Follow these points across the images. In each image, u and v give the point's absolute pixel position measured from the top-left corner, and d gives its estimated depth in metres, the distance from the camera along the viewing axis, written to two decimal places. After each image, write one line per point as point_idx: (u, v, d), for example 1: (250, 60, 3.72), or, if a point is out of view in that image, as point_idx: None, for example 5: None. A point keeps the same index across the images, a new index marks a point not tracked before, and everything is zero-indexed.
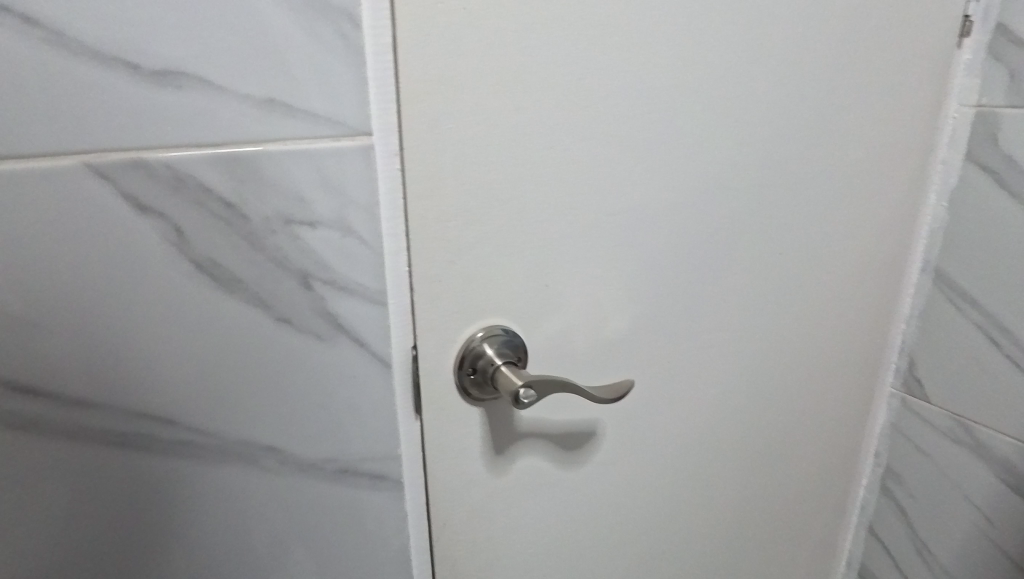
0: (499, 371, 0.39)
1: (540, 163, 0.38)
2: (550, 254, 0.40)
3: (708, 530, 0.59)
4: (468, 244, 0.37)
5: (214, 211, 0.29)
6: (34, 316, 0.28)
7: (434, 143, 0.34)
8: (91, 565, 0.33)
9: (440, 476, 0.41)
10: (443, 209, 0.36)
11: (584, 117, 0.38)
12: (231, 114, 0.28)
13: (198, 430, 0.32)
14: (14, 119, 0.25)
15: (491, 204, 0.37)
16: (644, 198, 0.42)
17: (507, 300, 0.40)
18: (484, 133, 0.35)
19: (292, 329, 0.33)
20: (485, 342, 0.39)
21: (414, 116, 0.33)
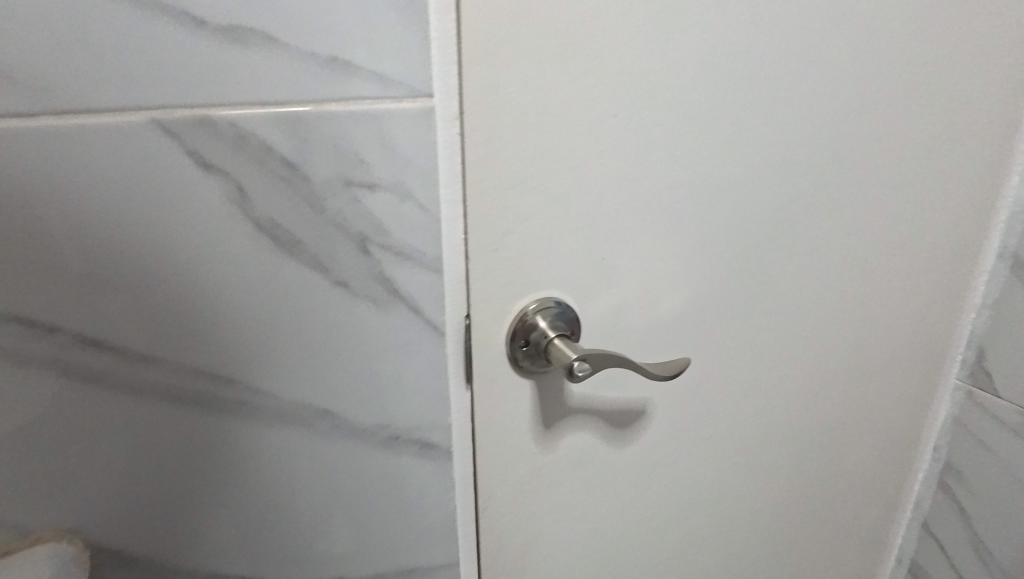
0: (553, 343, 0.38)
1: (604, 131, 0.36)
2: (611, 228, 0.38)
3: (755, 518, 0.57)
4: (525, 215, 0.36)
5: (276, 171, 0.29)
6: (103, 271, 0.28)
7: (495, 107, 0.33)
8: (153, 518, 0.33)
9: (489, 450, 0.41)
10: (501, 176, 0.34)
11: (650, 83, 0.36)
12: (294, 72, 0.28)
13: (256, 391, 0.33)
14: (86, 74, 0.25)
15: (551, 173, 0.35)
16: (709, 170, 0.40)
17: (564, 274, 0.38)
18: (546, 97, 0.34)
19: (348, 293, 0.33)
20: (539, 315, 0.38)
21: (474, 78, 0.32)
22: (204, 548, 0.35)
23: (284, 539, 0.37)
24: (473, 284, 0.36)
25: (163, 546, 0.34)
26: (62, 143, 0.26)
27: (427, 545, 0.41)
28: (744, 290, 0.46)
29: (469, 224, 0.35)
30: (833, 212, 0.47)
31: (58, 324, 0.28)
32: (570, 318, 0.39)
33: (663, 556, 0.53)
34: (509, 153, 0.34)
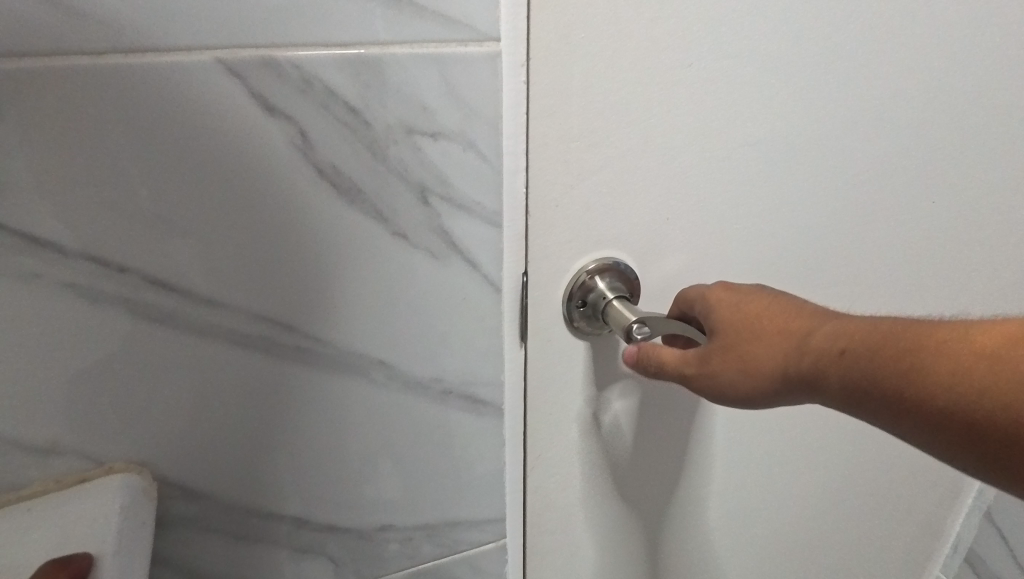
0: (611, 306, 0.36)
1: (679, 82, 0.33)
2: (681, 187, 0.36)
3: (808, 495, 0.55)
4: (590, 170, 0.34)
5: (338, 116, 0.28)
6: (169, 213, 0.28)
7: (564, 52, 0.30)
8: (215, 456, 0.35)
9: (540, 409, 0.40)
10: (567, 128, 0.32)
11: (736, 28, 0.33)
12: (360, 11, 0.27)
13: (315, 338, 0.33)
14: (151, 10, 0.25)
15: (619, 125, 0.33)
16: (794, 126, 0.37)
17: (627, 233, 0.37)
18: (619, 43, 0.31)
19: (407, 244, 0.32)
20: (598, 275, 0.36)
21: (543, 21, 0.30)
22: (263, 488, 0.36)
23: (338, 484, 0.38)
24: (533, 239, 0.35)
25: (226, 484, 0.35)
26: (129, 81, 0.26)
27: (474, 495, 0.42)
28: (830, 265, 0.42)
29: (532, 177, 0.33)
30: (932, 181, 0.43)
31: (126, 265, 0.29)
32: (629, 277, 0.38)
33: (710, 527, 0.52)
34: (576, 102, 0.32)
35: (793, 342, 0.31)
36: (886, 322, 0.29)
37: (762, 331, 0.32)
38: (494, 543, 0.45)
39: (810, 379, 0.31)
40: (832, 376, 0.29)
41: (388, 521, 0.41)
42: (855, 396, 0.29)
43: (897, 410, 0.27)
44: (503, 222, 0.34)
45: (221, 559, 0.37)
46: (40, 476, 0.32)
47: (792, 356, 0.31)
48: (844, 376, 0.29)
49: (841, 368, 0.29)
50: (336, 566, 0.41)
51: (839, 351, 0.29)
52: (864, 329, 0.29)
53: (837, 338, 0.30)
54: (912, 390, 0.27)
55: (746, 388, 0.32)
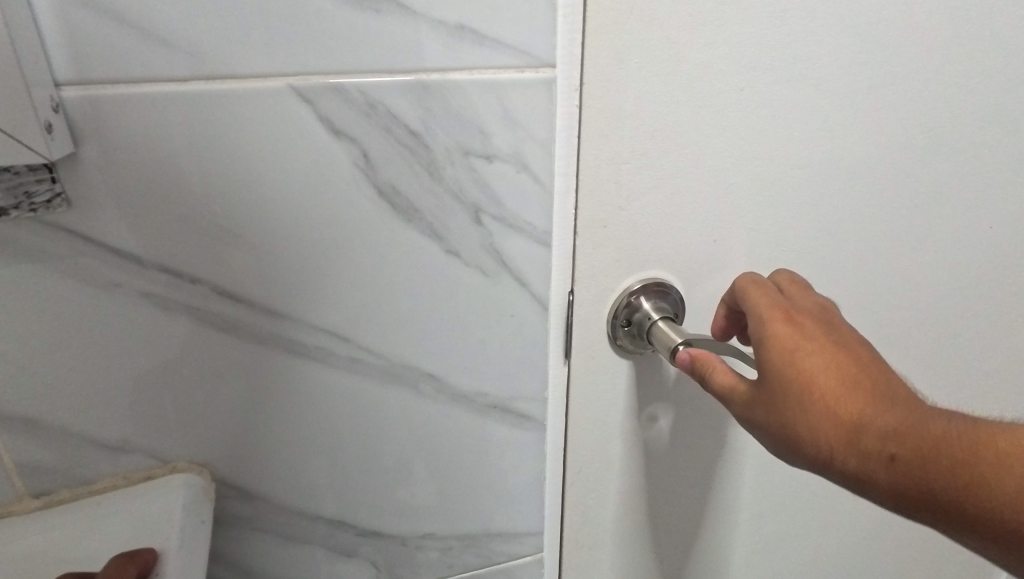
0: (656, 326, 0.36)
1: (732, 106, 0.33)
2: (730, 208, 0.36)
3: (861, 530, 0.53)
4: (639, 191, 0.34)
5: (399, 139, 0.30)
6: (239, 229, 0.30)
7: (619, 78, 0.31)
8: (270, 459, 0.36)
9: (582, 425, 0.41)
10: (618, 151, 0.33)
11: (790, 54, 0.33)
12: (423, 40, 0.28)
13: (368, 349, 0.34)
14: (232, 40, 0.27)
15: (670, 147, 0.33)
16: (845, 150, 0.37)
17: (674, 254, 0.37)
18: (672, 68, 0.32)
19: (458, 261, 0.33)
20: (643, 295, 0.37)
21: (598, 48, 0.30)
22: (313, 492, 0.38)
23: (384, 491, 0.39)
24: (580, 258, 0.35)
25: (279, 486, 0.37)
26: (208, 106, 0.27)
27: (515, 507, 0.42)
28: (877, 290, 0.42)
29: (582, 198, 0.34)
30: (998, 206, 0.41)
31: (198, 277, 0.30)
32: (675, 298, 0.38)
33: (755, 557, 0.51)
34: (629, 125, 0.32)
35: (845, 430, 0.28)
36: (946, 426, 0.26)
37: (814, 407, 0.28)
38: (532, 556, 0.45)
39: (852, 470, 0.28)
40: (881, 475, 0.27)
41: (429, 529, 0.41)
42: (894, 494, 0.27)
43: (943, 516, 0.26)
44: (552, 242, 0.34)
45: (270, 558, 0.39)
46: (110, 472, 0.34)
47: (840, 445, 0.28)
48: (891, 478, 0.27)
49: (886, 469, 0.27)
50: (379, 571, 0.42)
51: (886, 452, 0.27)
52: (925, 430, 0.26)
53: (889, 436, 0.27)
54: (963, 502, 0.25)
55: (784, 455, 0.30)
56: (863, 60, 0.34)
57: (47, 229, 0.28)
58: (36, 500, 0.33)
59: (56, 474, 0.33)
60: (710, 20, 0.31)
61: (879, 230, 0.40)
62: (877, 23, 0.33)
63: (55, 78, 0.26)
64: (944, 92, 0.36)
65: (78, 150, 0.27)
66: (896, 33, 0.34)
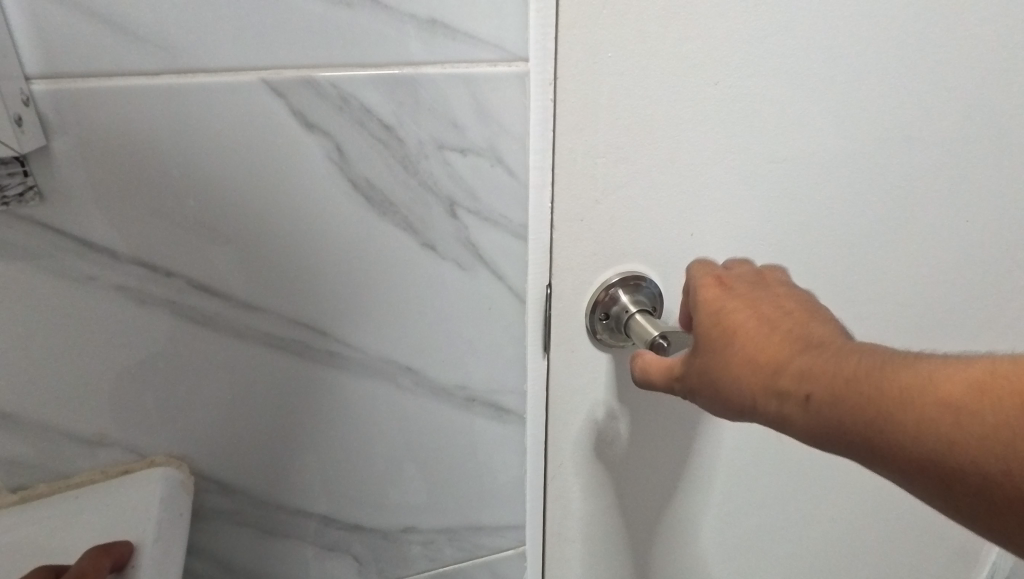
0: (633, 319, 0.37)
1: (705, 101, 0.34)
2: (705, 201, 0.37)
3: (845, 525, 0.53)
4: (614, 184, 0.35)
5: (373, 133, 0.30)
6: (214, 222, 0.30)
7: (592, 71, 0.31)
8: (249, 453, 0.36)
9: (562, 418, 0.41)
10: (593, 144, 0.33)
11: (762, 49, 0.33)
12: (395, 34, 0.28)
13: (346, 343, 0.35)
14: (204, 35, 0.27)
15: (645, 141, 0.34)
16: (819, 144, 0.37)
17: (651, 247, 0.37)
18: (645, 62, 0.32)
19: (435, 254, 0.33)
20: (621, 289, 0.37)
21: (571, 42, 0.30)
22: (293, 485, 0.38)
23: (364, 485, 0.39)
24: (557, 252, 0.36)
25: (259, 480, 0.37)
26: (181, 99, 0.28)
27: (496, 501, 0.43)
28: (853, 284, 0.42)
29: (558, 191, 0.34)
30: (970, 201, 0.42)
31: (172, 271, 0.31)
32: (653, 291, 0.38)
33: (738, 550, 0.51)
34: (603, 119, 0.33)
35: (760, 381, 0.28)
36: (857, 360, 0.27)
37: (731, 367, 0.29)
38: (515, 549, 0.45)
39: (773, 419, 0.28)
40: (793, 414, 0.27)
41: (411, 523, 0.42)
42: (813, 436, 0.27)
43: (857, 454, 0.26)
44: (529, 236, 0.35)
45: (251, 552, 0.39)
46: (88, 467, 0.34)
47: (758, 396, 0.29)
48: (808, 421, 0.27)
49: (802, 414, 0.27)
50: (360, 565, 0.42)
51: (803, 394, 0.27)
52: (833, 369, 0.27)
53: (807, 377, 0.27)
54: (878, 439, 0.25)
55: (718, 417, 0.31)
56: (835, 54, 0.35)
57: (19, 222, 0.28)
58: (14, 494, 0.33)
59: (34, 468, 0.33)
60: (682, 14, 0.31)
61: (855, 222, 0.40)
62: (848, 17, 0.34)
63: (24, 72, 0.26)
64: (918, 85, 0.37)
65: (50, 143, 0.27)
66: (866, 28, 0.34)
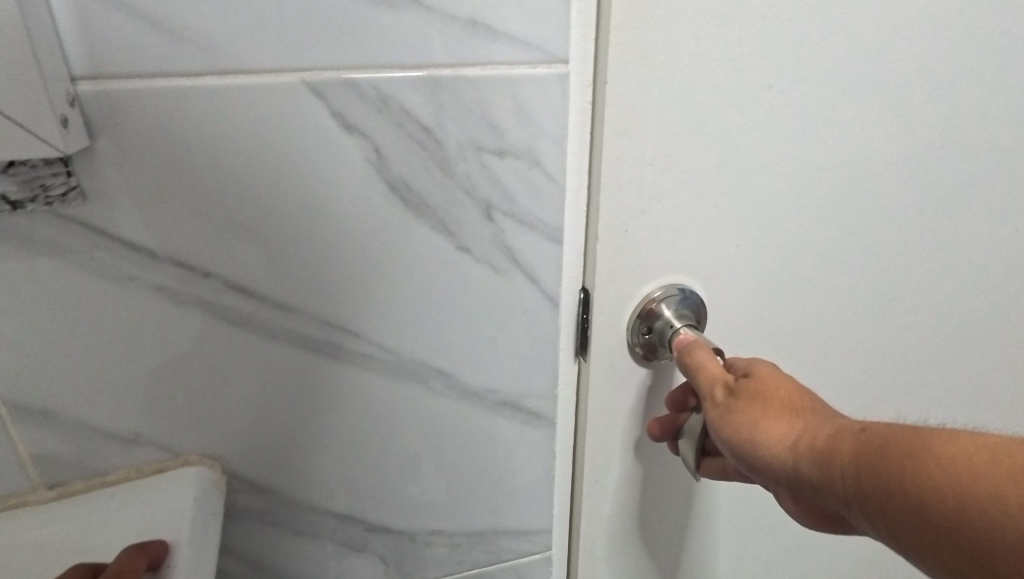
0: (677, 334, 0.36)
1: (754, 105, 0.32)
2: (750, 210, 0.35)
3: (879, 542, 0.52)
4: (659, 194, 0.33)
5: (412, 135, 0.30)
6: (251, 222, 0.30)
7: (642, 76, 0.30)
8: (280, 453, 0.36)
9: (596, 432, 0.40)
10: (639, 152, 0.32)
11: (814, 51, 0.32)
12: (436, 34, 0.28)
13: (378, 345, 0.34)
14: (247, 35, 0.27)
15: (694, 148, 0.33)
16: (867, 151, 0.36)
17: (695, 258, 0.36)
18: (698, 66, 0.30)
19: (469, 257, 0.33)
20: (664, 302, 0.36)
21: (621, 45, 0.29)
22: (321, 485, 0.38)
23: (392, 487, 0.39)
24: (599, 262, 0.35)
25: (289, 480, 0.37)
26: (222, 100, 0.27)
27: (523, 504, 0.42)
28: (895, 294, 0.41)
29: (603, 201, 0.33)
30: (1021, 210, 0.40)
31: (210, 271, 0.31)
32: (697, 306, 0.37)
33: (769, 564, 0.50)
34: (653, 127, 0.31)
35: (811, 419, 0.27)
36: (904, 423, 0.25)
37: (783, 401, 0.28)
38: (540, 553, 0.45)
39: (807, 458, 0.26)
40: (831, 452, 0.25)
41: (438, 525, 0.41)
42: (843, 485, 0.25)
43: (886, 507, 0.23)
44: (564, 239, 0.34)
45: (279, 551, 0.39)
46: (123, 464, 0.34)
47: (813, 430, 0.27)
48: (842, 457, 0.25)
49: (838, 449, 0.25)
50: (386, 566, 0.42)
51: (850, 432, 0.25)
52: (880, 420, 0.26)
53: (856, 421, 0.26)
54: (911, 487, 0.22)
55: (741, 439, 0.28)
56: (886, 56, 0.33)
57: (62, 221, 0.28)
58: (50, 491, 0.33)
59: (70, 464, 0.33)
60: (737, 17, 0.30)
61: (899, 228, 0.39)
62: (902, 19, 0.33)
63: (70, 72, 0.26)
64: (970, 88, 0.36)
65: (94, 143, 0.27)
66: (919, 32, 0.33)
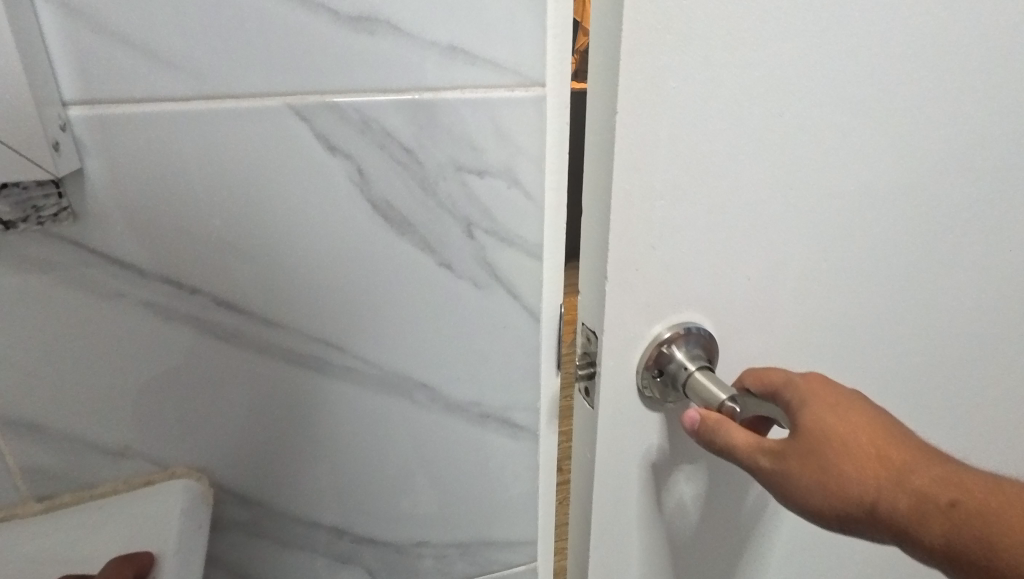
0: (692, 377, 0.34)
1: (765, 134, 0.31)
2: (761, 242, 0.34)
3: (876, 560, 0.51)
4: (669, 228, 0.32)
5: (393, 155, 0.31)
6: (238, 241, 0.31)
7: (653, 105, 0.29)
8: (267, 466, 0.37)
9: (602, 480, 0.38)
10: (649, 185, 0.30)
11: (821, 78, 0.31)
12: (417, 60, 0.29)
13: (363, 359, 0.35)
14: (233, 62, 0.28)
15: (704, 181, 0.31)
16: (872, 177, 0.35)
17: (705, 293, 0.34)
18: (709, 94, 0.29)
19: (451, 273, 0.34)
20: (674, 344, 0.34)
21: (631, 73, 0.28)
22: (308, 498, 0.38)
23: (378, 499, 0.40)
24: (609, 302, 0.33)
25: (276, 492, 0.38)
26: (210, 123, 0.28)
27: (509, 515, 0.43)
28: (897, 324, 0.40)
29: (613, 238, 0.31)
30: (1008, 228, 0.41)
31: (198, 288, 0.31)
32: (708, 343, 0.35)
33: None
34: (662, 158, 0.30)
35: (887, 476, 0.29)
36: (978, 479, 0.29)
37: (850, 452, 0.30)
38: (526, 565, 0.45)
39: (893, 520, 0.29)
40: (925, 520, 0.29)
41: (424, 537, 0.42)
42: (934, 546, 0.29)
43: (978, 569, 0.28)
44: (544, 255, 0.35)
45: (266, 563, 0.39)
46: (111, 477, 0.35)
47: (884, 490, 0.29)
48: (938, 525, 0.28)
49: (932, 519, 0.29)
50: None
51: (942, 499, 0.28)
52: (958, 479, 0.29)
53: (937, 482, 0.29)
54: (1007, 556, 0.27)
55: (819, 500, 0.30)
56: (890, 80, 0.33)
57: (53, 240, 0.29)
58: (39, 504, 0.34)
59: (59, 478, 0.34)
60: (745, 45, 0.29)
61: (904, 251, 0.38)
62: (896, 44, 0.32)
63: (62, 98, 0.27)
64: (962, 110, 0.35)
65: (85, 166, 0.28)
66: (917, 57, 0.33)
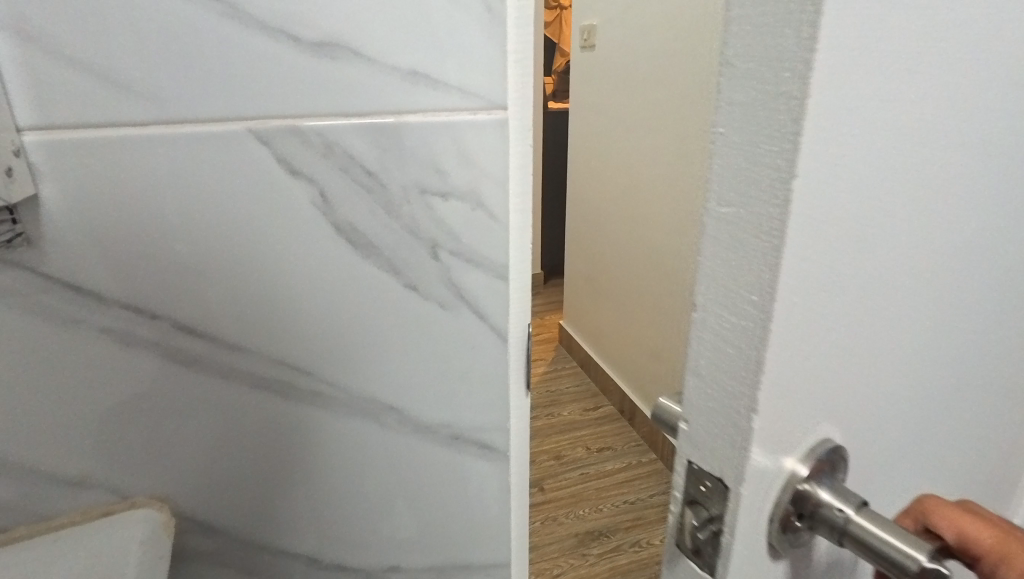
0: (852, 520, 0.27)
1: (908, 202, 0.26)
2: (888, 328, 0.29)
3: None
4: (826, 321, 0.25)
5: (357, 179, 0.31)
6: (200, 265, 0.31)
7: (830, 176, 0.22)
8: (231, 494, 0.36)
9: None
10: (814, 270, 0.24)
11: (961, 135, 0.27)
12: (379, 84, 0.29)
13: (330, 383, 0.35)
14: (192, 87, 0.28)
15: (859, 260, 0.25)
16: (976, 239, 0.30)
17: (844, 393, 0.28)
18: (875, 160, 0.23)
19: (417, 295, 0.34)
20: (809, 480, 0.28)
21: (819, 137, 0.21)
22: (275, 525, 0.38)
23: (347, 525, 0.39)
24: (761, 426, 0.25)
25: (241, 521, 0.37)
26: (170, 148, 0.28)
27: (481, 538, 0.43)
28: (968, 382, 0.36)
29: (779, 341, 0.24)
30: None
31: (158, 313, 0.31)
32: (840, 457, 0.29)
33: None
34: (829, 236, 0.23)
35: None
36: None
37: None
38: None
39: None
40: None
41: (395, 563, 0.41)
42: None
43: None
44: (511, 276, 0.35)
45: None
46: (68, 508, 0.34)
47: None
48: None
49: None
50: None
51: None
52: None
53: None
54: None
55: None
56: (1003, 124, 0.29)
57: (7, 267, 0.28)
58: None
59: (12, 511, 0.33)
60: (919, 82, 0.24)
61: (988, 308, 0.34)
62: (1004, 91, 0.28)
63: (16, 123, 0.27)
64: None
65: (39, 191, 0.28)
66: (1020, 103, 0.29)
